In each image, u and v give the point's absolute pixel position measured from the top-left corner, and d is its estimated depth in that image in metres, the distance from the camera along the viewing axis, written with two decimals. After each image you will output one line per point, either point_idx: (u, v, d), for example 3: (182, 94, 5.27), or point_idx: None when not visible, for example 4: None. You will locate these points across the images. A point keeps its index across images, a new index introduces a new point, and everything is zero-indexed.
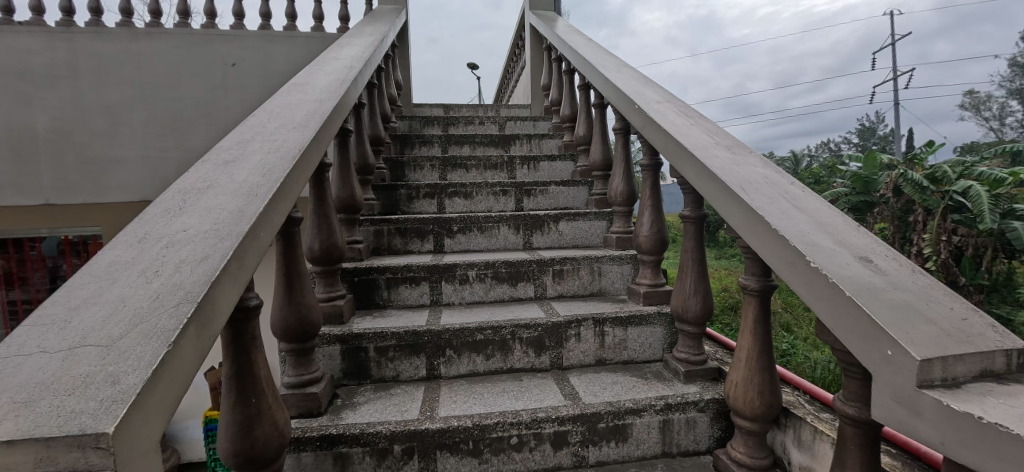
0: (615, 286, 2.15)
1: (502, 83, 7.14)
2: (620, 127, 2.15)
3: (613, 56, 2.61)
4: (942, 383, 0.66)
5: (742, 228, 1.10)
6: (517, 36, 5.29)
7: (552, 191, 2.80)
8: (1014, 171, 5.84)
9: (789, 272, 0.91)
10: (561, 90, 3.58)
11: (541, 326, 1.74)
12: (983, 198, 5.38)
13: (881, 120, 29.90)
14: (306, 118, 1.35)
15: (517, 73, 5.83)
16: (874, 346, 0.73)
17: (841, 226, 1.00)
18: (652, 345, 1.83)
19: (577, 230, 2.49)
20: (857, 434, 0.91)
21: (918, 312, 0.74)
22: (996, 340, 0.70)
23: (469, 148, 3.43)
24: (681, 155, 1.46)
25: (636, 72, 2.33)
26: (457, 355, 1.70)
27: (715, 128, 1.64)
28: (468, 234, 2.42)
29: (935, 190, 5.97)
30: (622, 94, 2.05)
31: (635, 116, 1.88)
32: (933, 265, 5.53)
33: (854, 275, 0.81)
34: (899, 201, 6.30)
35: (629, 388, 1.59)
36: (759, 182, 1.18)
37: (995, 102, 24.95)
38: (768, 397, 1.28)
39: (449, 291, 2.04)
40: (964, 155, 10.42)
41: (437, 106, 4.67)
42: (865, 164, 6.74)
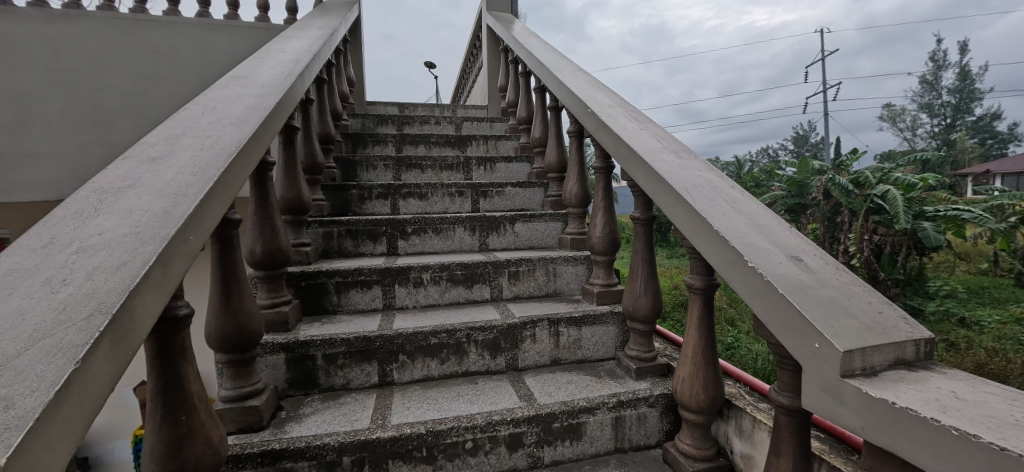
0: (570, 287, 2.18)
1: (459, 83, 7.09)
2: (574, 130, 2.19)
3: (567, 61, 2.66)
4: (862, 372, 0.71)
5: (687, 229, 1.14)
6: (474, 36, 5.27)
7: (508, 192, 2.80)
8: (923, 177, 6.51)
9: (729, 272, 0.96)
10: (517, 92, 3.60)
11: (496, 328, 1.73)
12: (898, 201, 5.94)
13: (812, 129, 32.33)
14: (246, 113, 1.27)
15: (474, 73, 5.81)
16: (804, 340, 0.77)
17: (776, 227, 1.06)
18: (605, 344, 1.87)
19: (533, 231, 2.51)
20: (790, 422, 0.97)
21: (842, 307, 0.79)
22: (906, 331, 0.77)
23: (425, 148, 3.37)
24: (631, 158, 1.50)
25: (589, 77, 2.38)
26: (411, 361, 1.66)
27: (663, 133, 1.71)
28: (422, 236, 2.38)
29: (859, 194, 6.52)
30: (575, 97, 2.09)
31: (589, 119, 1.91)
32: (857, 262, 6.03)
33: (787, 274, 0.86)
34: (828, 204, 6.83)
35: (583, 387, 1.62)
36: (703, 185, 1.23)
37: (907, 115, 27.67)
38: (712, 390, 1.34)
39: (403, 295, 2.00)
40: (883, 162, 11.47)
41: (392, 104, 4.56)
42: (799, 169, 7.26)
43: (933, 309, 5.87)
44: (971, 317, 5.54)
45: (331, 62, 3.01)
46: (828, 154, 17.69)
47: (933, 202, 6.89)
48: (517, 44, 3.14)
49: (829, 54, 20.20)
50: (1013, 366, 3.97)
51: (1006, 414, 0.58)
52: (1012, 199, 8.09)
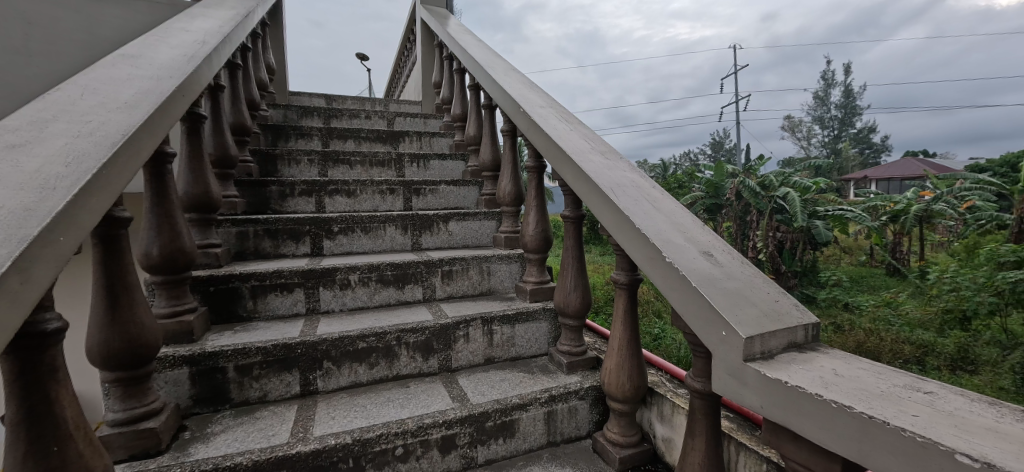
0: (504, 285, 2.19)
1: (392, 77, 6.86)
2: (507, 129, 2.19)
3: (501, 60, 2.67)
4: (761, 356, 0.78)
5: (612, 226, 1.19)
6: (408, 29, 5.12)
7: (442, 190, 2.76)
8: (816, 180, 7.36)
9: (650, 268, 1.01)
10: (452, 89, 3.55)
11: (428, 329, 1.69)
12: (797, 202, 6.67)
13: (726, 136, 35.36)
14: (137, 97, 1.13)
15: (408, 68, 5.65)
16: (713, 328, 0.83)
17: (691, 224, 1.14)
18: (538, 340, 1.91)
19: (467, 230, 2.49)
20: (703, 405, 1.04)
21: (745, 298, 0.87)
22: (798, 317, 0.86)
23: (354, 143, 3.22)
24: (560, 158, 1.54)
25: (523, 77, 2.41)
26: (337, 367, 1.57)
27: (592, 134, 1.77)
28: (350, 236, 2.27)
29: (765, 196, 7.21)
30: (508, 96, 2.10)
31: (521, 119, 1.93)
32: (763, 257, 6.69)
33: (700, 268, 0.93)
34: (739, 204, 7.47)
35: (516, 385, 1.63)
36: (627, 185, 1.30)
37: (802, 126, 31.20)
38: (636, 380, 1.41)
39: (328, 298, 1.89)
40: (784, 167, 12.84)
41: (317, 95, 4.30)
42: (716, 172, 7.83)
43: (824, 296, 6.70)
44: (853, 303, 6.39)
45: (247, 46, 2.76)
46: (740, 158, 19.43)
47: (824, 203, 7.82)
48: (452, 40, 3.10)
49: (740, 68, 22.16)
50: (884, 344, 4.64)
51: (874, 386, 0.67)
52: (883, 200, 9.42)
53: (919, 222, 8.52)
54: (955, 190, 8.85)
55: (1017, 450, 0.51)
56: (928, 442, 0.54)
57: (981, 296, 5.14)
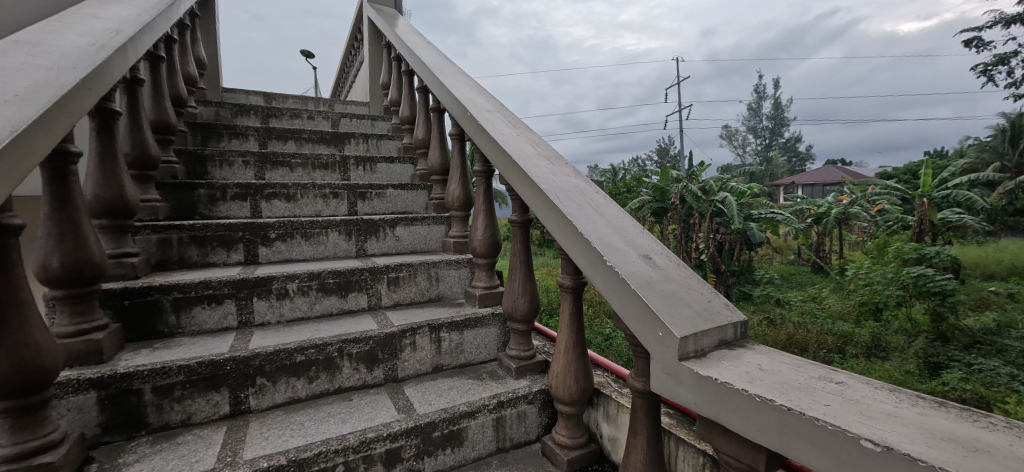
0: (453, 290, 2.16)
1: (339, 76, 6.61)
2: (456, 133, 2.17)
3: (450, 63, 2.64)
4: (694, 355, 0.82)
5: (556, 230, 1.20)
6: (355, 28, 4.95)
7: (389, 194, 2.68)
8: (750, 185, 7.89)
9: (593, 271, 1.03)
10: (400, 90, 3.47)
11: (372, 339, 1.63)
12: (733, 206, 7.11)
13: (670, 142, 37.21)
14: (30, 90, 1.00)
15: (355, 67, 5.46)
16: (651, 330, 0.86)
17: (632, 229, 1.18)
18: (487, 346, 1.89)
19: (415, 235, 2.43)
20: (644, 404, 1.07)
21: (681, 299, 0.90)
22: (728, 316, 0.91)
23: (295, 144, 3.06)
24: (507, 163, 1.54)
25: (471, 81, 2.39)
26: (272, 383, 1.47)
27: (538, 139, 1.79)
28: (288, 242, 2.14)
29: (705, 200, 7.64)
30: (456, 100, 2.07)
31: (468, 123, 1.92)
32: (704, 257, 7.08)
33: (638, 271, 0.96)
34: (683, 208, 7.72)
35: (464, 392, 1.61)
36: (571, 190, 1.32)
37: (737, 134, 33.46)
38: (582, 382, 1.43)
39: (263, 310, 1.77)
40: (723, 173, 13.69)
41: (255, 93, 4.05)
42: (661, 177, 7.96)
43: (759, 293, 7.24)
44: (783, 298, 6.94)
45: (172, 37, 2.54)
46: (683, 164, 20.49)
47: (757, 207, 8.41)
48: (400, 41, 3.03)
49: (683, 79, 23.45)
50: (810, 335, 5.05)
51: (793, 379, 0.71)
52: (808, 204, 10.26)
53: (838, 224, 9.37)
54: (868, 195, 9.80)
55: (911, 433, 0.56)
56: (838, 429, 0.58)
57: (891, 290, 5.71)
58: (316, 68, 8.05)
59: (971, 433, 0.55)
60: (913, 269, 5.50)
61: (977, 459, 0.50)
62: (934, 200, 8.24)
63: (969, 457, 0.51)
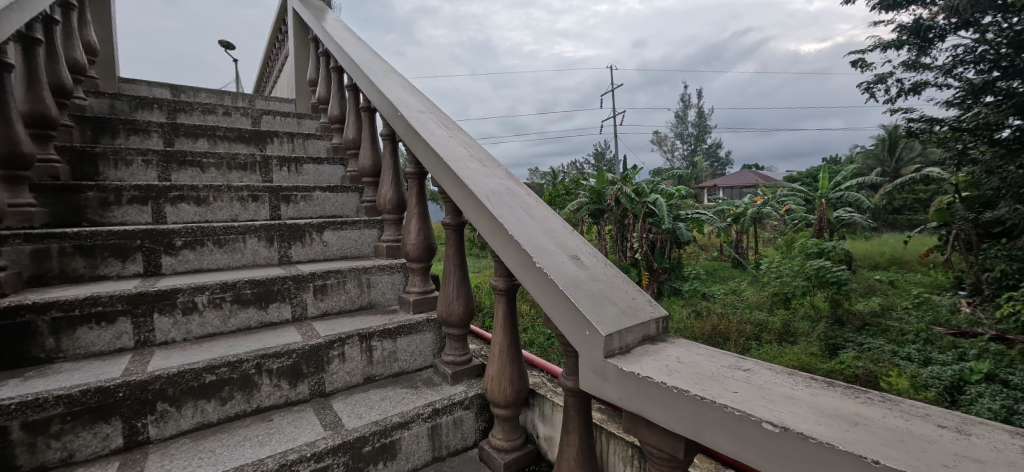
0: (387, 297, 2.08)
1: (261, 70, 6.15)
2: (387, 134, 2.09)
3: (382, 61, 2.55)
4: (619, 352, 0.84)
5: (487, 233, 1.19)
6: (279, 19, 4.62)
7: (316, 197, 2.53)
8: (677, 187, 8.41)
9: (524, 274, 1.03)
10: (329, 88, 3.29)
11: (296, 352, 1.52)
12: (663, 207, 7.53)
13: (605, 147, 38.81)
14: None
15: (280, 62, 5.10)
16: (578, 329, 0.87)
17: (562, 231, 1.20)
18: (422, 352, 1.84)
19: (345, 240, 2.31)
20: (575, 402, 1.09)
21: (607, 298, 0.93)
22: (650, 312, 0.95)
23: (207, 143, 2.79)
24: (438, 165, 1.50)
25: (404, 80, 2.33)
26: (177, 408, 1.32)
27: (471, 141, 1.78)
28: (198, 250, 1.94)
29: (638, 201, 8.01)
30: (387, 100, 2.00)
31: (399, 123, 1.86)
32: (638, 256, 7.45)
33: (567, 272, 0.97)
34: (618, 209, 8.05)
35: (397, 402, 1.55)
36: (502, 192, 1.32)
37: (665, 140, 35.67)
38: (517, 384, 1.43)
39: (166, 326, 1.59)
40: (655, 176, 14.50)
41: (161, 85, 3.65)
42: (597, 180, 8.25)
43: (687, 289, 7.91)
44: (708, 292, 7.60)
45: (52, 16, 2.21)
46: (616, 167, 21.48)
47: (684, 207, 8.99)
48: (328, 36, 2.88)
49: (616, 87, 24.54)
50: (731, 325, 5.48)
51: (706, 370, 0.76)
52: (728, 205, 11.15)
53: (753, 223, 10.28)
54: (777, 197, 10.83)
55: (805, 413, 0.61)
56: (744, 414, 0.62)
57: (798, 281, 6.35)
58: (236, 61, 7.46)
59: (853, 409, 0.62)
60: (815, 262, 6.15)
61: (856, 431, 0.56)
62: (830, 200, 9.29)
63: (852, 431, 0.56)
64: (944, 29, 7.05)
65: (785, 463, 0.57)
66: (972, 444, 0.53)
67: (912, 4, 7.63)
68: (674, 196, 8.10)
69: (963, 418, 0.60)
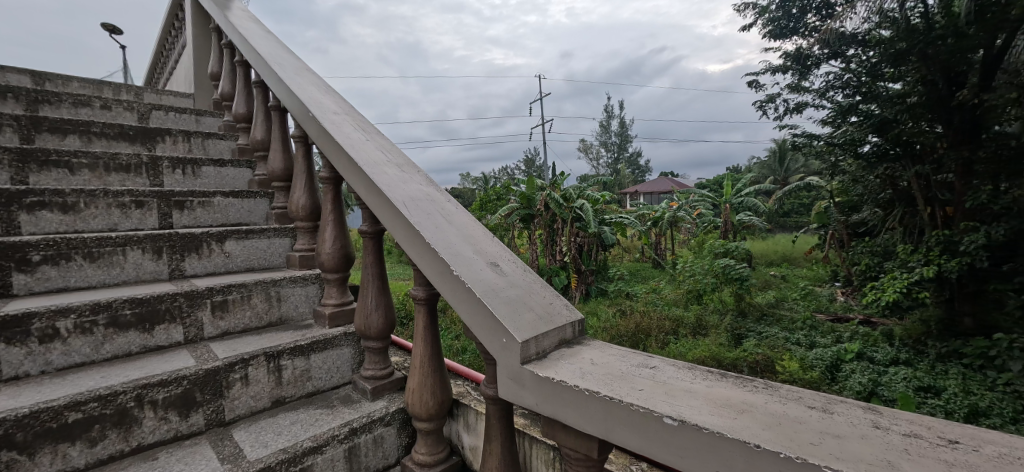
0: (300, 312, 1.93)
1: (154, 60, 5.47)
2: (298, 135, 1.95)
3: (293, 58, 2.38)
4: (535, 357, 0.85)
5: (404, 240, 1.15)
6: (176, 4, 4.14)
7: (217, 203, 2.29)
8: (602, 193, 8.84)
9: (441, 282, 1.01)
10: (234, 83, 3.01)
11: (187, 379, 1.35)
12: (590, 212, 7.87)
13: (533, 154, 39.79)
14: None
15: (177, 52, 4.58)
16: (495, 336, 0.86)
17: (482, 238, 1.20)
18: (340, 368, 1.73)
19: (251, 250, 2.11)
20: (497, 410, 1.09)
21: (525, 304, 0.94)
22: (566, 316, 0.98)
23: (79, 140, 2.41)
24: (352, 169, 1.43)
25: (318, 79, 2.20)
26: (27, 457, 1.11)
27: (390, 146, 1.73)
28: (63, 266, 1.65)
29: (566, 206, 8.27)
30: (297, 99, 1.87)
31: (311, 124, 1.74)
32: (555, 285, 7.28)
33: (485, 279, 0.96)
34: (548, 214, 8.26)
35: (310, 425, 1.44)
36: (421, 199, 1.29)
37: (591, 148, 37.49)
38: (439, 395, 1.39)
39: (16, 359, 1.32)
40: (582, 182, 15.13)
41: (20, 71, 3.10)
42: (527, 185, 8.40)
43: (613, 289, 8.35)
44: (632, 292, 8.09)
45: None
46: (548, 172, 22.20)
47: (608, 212, 9.46)
48: (231, 27, 2.63)
49: (545, 96, 25.29)
50: (652, 321, 5.87)
51: (616, 369, 0.79)
52: (647, 210, 11.94)
53: (669, 226, 11.12)
54: (690, 202, 11.77)
55: (701, 405, 0.65)
56: (647, 411, 0.65)
57: (708, 279, 6.98)
58: (124, 48, 6.58)
59: (740, 397, 0.68)
60: (723, 262, 6.79)
61: (743, 417, 0.61)
62: (733, 205, 10.34)
63: (740, 417, 0.61)
64: (819, 58, 8.10)
65: (682, 454, 0.61)
66: (833, 421, 0.60)
67: (795, 35, 8.69)
68: (599, 201, 8.50)
69: (829, 398, 0.68)
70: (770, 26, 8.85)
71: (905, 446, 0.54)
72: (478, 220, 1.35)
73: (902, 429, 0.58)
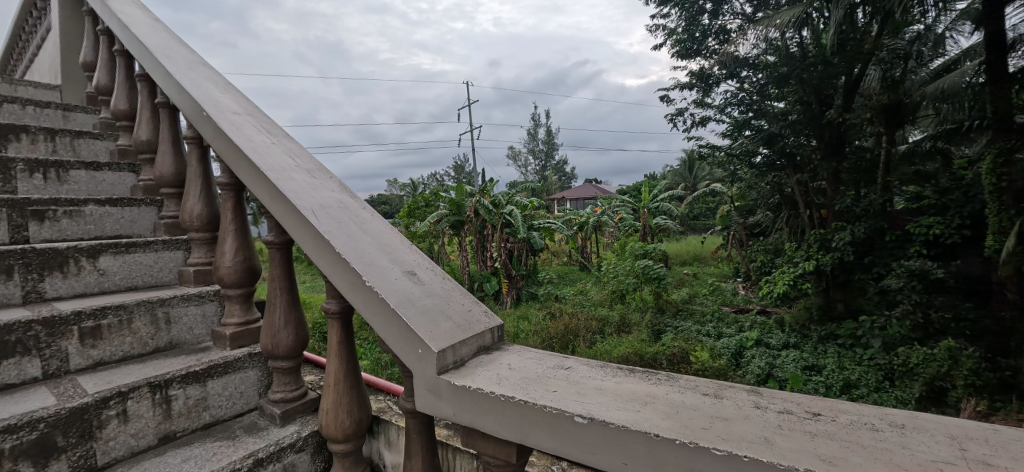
0: (194, 334, 1.72)
1: (8, 44, 4.62)
2: (191, 136, 1.75)
3: (185, 50, 2.15)
4: (453, 366, 0.83)
5: (313, 252, 1.07)
6: None
7: (88, 213, 1.98)
8: (530, 199, 9.02)
9: (353, 294, 0.96)
10: (113, 75, 2.62)
11: (46, 421, 1.13)
12: (519, 218, 7.97)
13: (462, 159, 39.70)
14: None
15: (39, 37, 3.91)
16: (411, 347, 0.83)
17: (401, 247, 1.17)
18: (244, 394, 1.58)
19: (134, 266, 1.85)
20: (417, 423, 1.05)
21: (443, 313, 0.93)
22: (484, 323, 0.98)
23: None
24: (254, 175, 1.31)
25: (215, 75, 2.00)
26: None
27: (299, 150, 1.62)
28: None
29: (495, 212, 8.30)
30: (189, 96, 1.68)
31: (205, 125, 1.57)
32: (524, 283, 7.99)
33: (400, 289, 0.93)
34: (478, 220, 8.23)
35: (206, 460, 1.29)
36: (332, 207, 1.22)
37: (519, 155, 38.30)
38: (357, 414, 1.31)
39: None
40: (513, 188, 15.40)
41: None
42: (457, 192, 8.30)
43: (542, 293, 8.55)
44: (562, 295, 8.36)
45: None
46: (477, 178, 22.22)
47: (536, 217, 9.70)
48: (109, 13, 2.31)
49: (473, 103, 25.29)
50: (581, 322, 6.09)
51: (533, 373, 0.80)
52: (573, 215, 12.39)
53: (594, 230, 11.66)
54: (612, 207, 12.35)
55: (609, 401, 0.68)
56: (559, 413, 0.66)
57: (630, 279, 7.42)
58: None
59: (645, 390, 0.72)
60: (643, 263, 7.25)
61: (646, 409, 0.65)
62: (650, 209, 11.11)
63: (643, 408, 0.65)
64: (718, 77, 8.95)
65: (592, 451, 0.63)
66: (721, 405, 0.66)
67: (698, 56, 9.49)
68: (527, 207, 8.68)
69: (720, 384, 0.75)
70: (678, 47, 9.58)
71: (779, 422, 0.61)
72: (395, 229, 1.31)
73: (777, 406, 0.66)
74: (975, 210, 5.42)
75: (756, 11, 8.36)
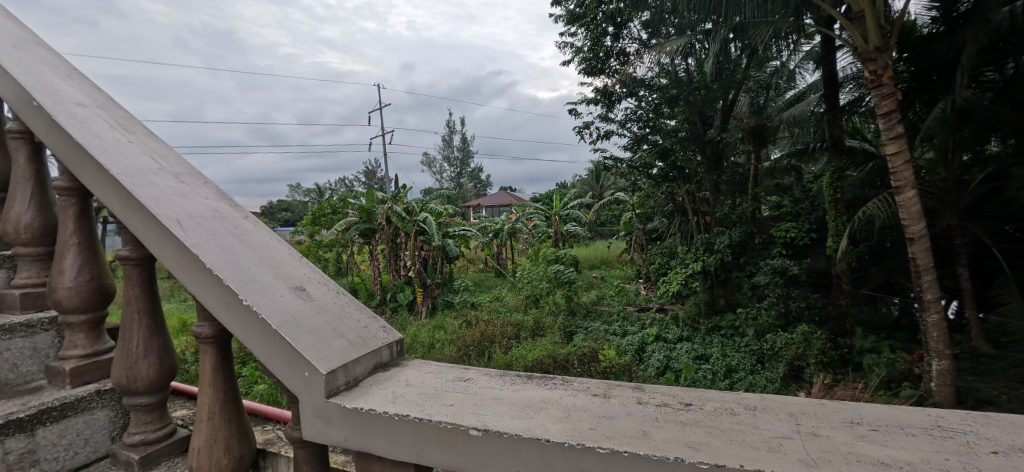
0: (20, 373, 1.32)
1: None
2: (19, 130, 1.43)
3: (12, 26, 1.77)
4: (344, 387, 0.78)
5: (178, 269, 0.94)
6: None
7: None
8: (445, 206, 8.89)
9: (228, 315, 0.85)
10: None
11: None
12: (433, 226, 7.75)
13: (374, 165, 38.09)
14: None
15: None
16: (296, 371, 0.76)
17: (288, 262, 1.07)
18: (91, 439, 1.32)
19: None
20: (306, 453, 0.96)
21: (335, 331, 0.86)
22: (382, 339, 0.95)
23: None
24: (101, 178, 1.10)
25: (53, 58, 1.67)
26: None
27: (164, 151, 1.41)
28: None
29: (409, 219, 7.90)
30: (13, 82, 1.37)
31: (35, 117, 1.29)
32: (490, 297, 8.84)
33: (285, 307, 0.85)
34: (390, 228, 7.87)
35: None
36: (205, 217, 1.08)
37: (432, 162, 37.75)
38: (236, 450, 1.16)
39: None
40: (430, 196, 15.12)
41: None
42: (367, 198, 7.87)
43: (459, 300, 8.45)
44: (478, 302, 8.36)
45: None
46: (390, 185, 21.44)
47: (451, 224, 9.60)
48: None
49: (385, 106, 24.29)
50: (497, 329, 6.12)
51: (430, 388, 0.78)
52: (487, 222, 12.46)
53: (509, 237, 11.87)
54: (526, 214, 12.62)
55: (504, 411, 0.69)
56: (454, 426, 0.65)
57: (544, 283, 7.62)
58: None
59: (541, 396, 0.74)
60: (556, 268, 7.54)
61: (541, 415, 0.67)
62: (562, 216, 11.59)
63: (537, 414, 0.67)
64: (619, 95, 9.69)
65: (487, 462, 0.64)
66: (609, 404, 0.70)
67: (602, 74, 10.14)
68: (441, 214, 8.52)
69: (609, 384, 0.80)
70: (584, 65, 10.16)
71: (658, 415, 0.66)
72: (283, 241, 1.20)
73: (656, 401, 0.72)
74: (819, 218, 6.68)
75: (651, 37, 9.19)
